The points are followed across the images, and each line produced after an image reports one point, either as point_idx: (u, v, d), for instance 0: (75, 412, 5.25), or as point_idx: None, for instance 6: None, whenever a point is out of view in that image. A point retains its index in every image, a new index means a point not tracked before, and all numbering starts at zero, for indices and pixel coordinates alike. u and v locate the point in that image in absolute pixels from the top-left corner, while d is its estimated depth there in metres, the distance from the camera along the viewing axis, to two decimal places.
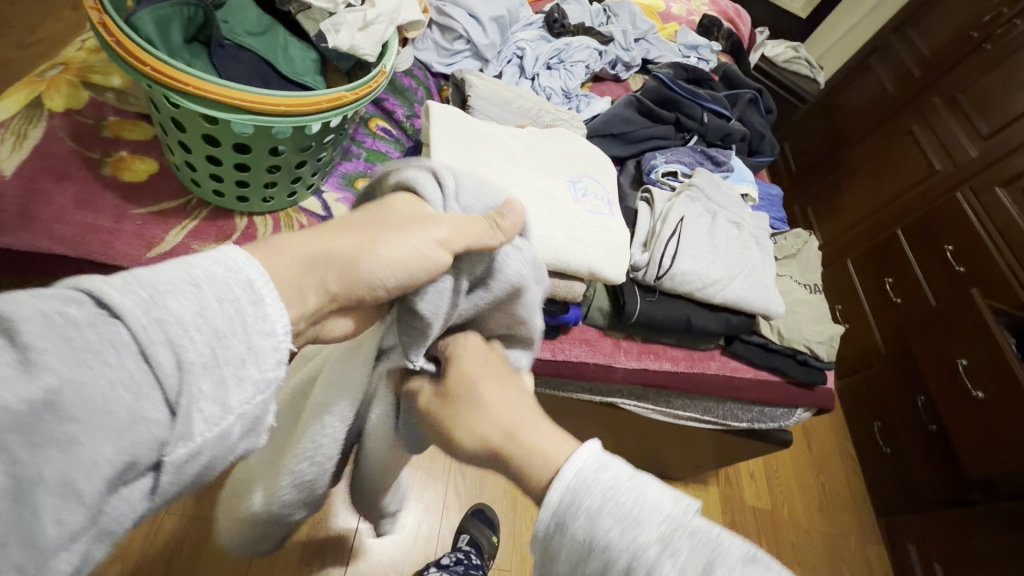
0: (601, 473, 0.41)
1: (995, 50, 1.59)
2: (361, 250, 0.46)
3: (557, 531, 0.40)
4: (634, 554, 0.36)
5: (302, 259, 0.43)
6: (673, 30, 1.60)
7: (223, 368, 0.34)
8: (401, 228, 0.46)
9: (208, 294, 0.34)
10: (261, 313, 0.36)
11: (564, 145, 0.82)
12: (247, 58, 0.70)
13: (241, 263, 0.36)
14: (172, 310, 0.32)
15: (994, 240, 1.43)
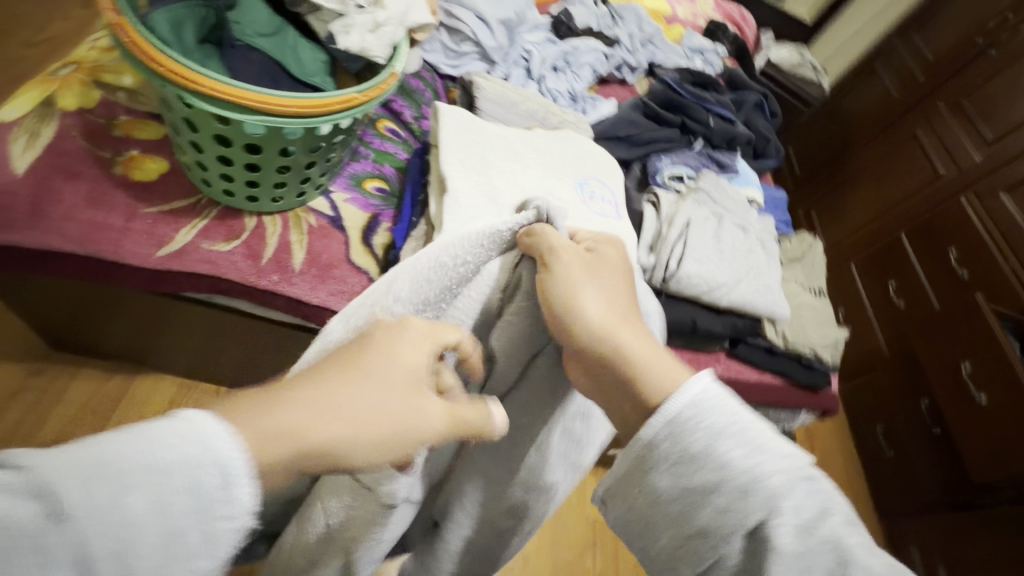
0: (724, 398, 0.40)
1: (1001, 56, 1.59)
2: (358, 421, 0.32)
3: (668, 442, 0.39)
4: (756, 479, 0.36)
5: (291, 441, 0.29)
6: (678, 33, 1.61)
7: (181, 573, 0.25)
8: (409, 389, 0.35)
9: (171, 485, 0.24)
10: (232, 504, 0.26)
11: (572, 148, 0.82)
12: (259, 59, 0.70)
13: (213, 439, 0.26)
14: (126, 508, 0.24)
15: (998, 245, 1.43)
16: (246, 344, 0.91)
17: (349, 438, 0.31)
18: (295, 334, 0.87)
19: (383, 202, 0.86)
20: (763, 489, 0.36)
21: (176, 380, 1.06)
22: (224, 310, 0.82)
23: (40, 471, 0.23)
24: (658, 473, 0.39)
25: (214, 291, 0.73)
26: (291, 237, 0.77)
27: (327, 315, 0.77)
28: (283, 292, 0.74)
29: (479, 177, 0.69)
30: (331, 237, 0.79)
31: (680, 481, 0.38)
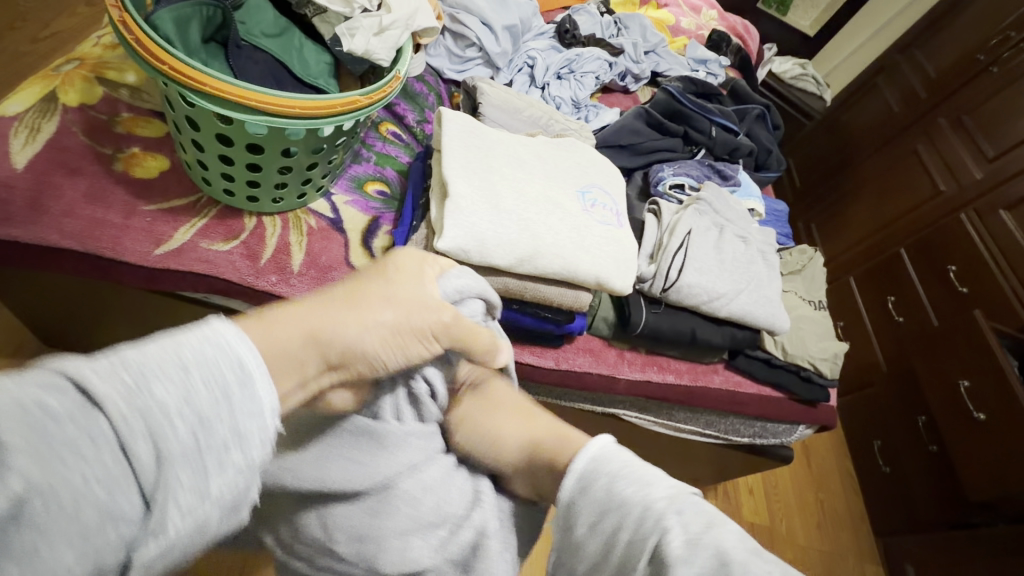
0: (616, 454, 0.50)
1: (1002, 74, 1.60)
2: (358, 324, 0.47)
3: (578, 495, 0.48)
4: (646, 506, 0.44)
5: (307, 333, 0.44)
6: (683, 44, 1.61)
7: (205, 455, 0.35)
8: (411, 307, 0.50)
9: (195, 377, 0.35)
10: (249, 394, 0.37)
11: (574, 155, 0.82)
12: (263, 59, 0.70)
13: (230, 341, 0.37)
14: (153, 394, 0.34)
15: (997, 262, 1.43)
16: None
17: (346, 335, 0.47)
18: None
19: (384, 205, 0.86)
20: (652, 514, 0.43)
21: None
22: (221, 310, 0.82)
23: (75, 373, 0.31)
24: (577, 524, 0.47)
25: (211, 291, 0.73)
26: (291, 237, 0.77)
27: None
28: (281, 293, 0.74)
29: (480, 182, 0.69)
30: (330, 239, 0.79)
31: (594, 527, 0.46)
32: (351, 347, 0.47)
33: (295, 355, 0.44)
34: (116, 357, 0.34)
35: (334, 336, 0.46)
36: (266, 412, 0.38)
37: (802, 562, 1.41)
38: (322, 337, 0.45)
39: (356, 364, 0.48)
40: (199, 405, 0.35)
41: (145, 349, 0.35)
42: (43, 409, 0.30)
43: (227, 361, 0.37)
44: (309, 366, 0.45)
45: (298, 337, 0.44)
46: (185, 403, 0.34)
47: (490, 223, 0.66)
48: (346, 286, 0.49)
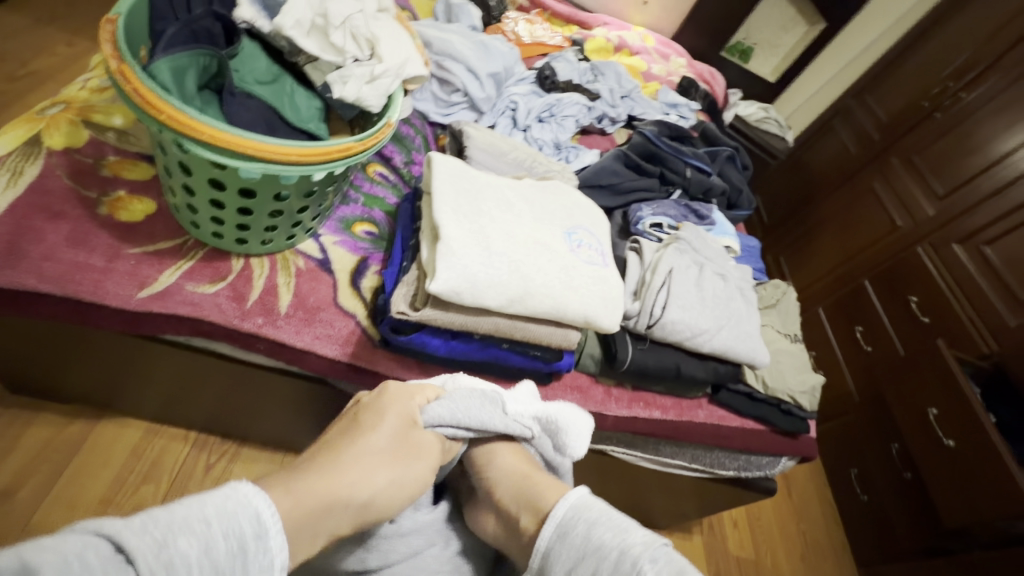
0: (593, 499, 0.64)
1: (945, 119, 1.73)
2: (364, 482, 0.60)
3: (558, 540, 0.60)
4: (623, 550, 0.56)
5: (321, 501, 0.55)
6: (655, 89, 1.71)
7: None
8: (389, 454, 0.63)
9: (215, 530, 0.43)
10: (263, 545, 0.45)
11: (560, 197, 0.85)
12: (256, 106, 0.71)
13: (251, 497, 0.46)
14: (178, 550, 0.40)
15: (955, 293, 1.52)
16: (223, 388, 0.89)
17: (355, 492, 0.59)
18: (276, 378, 0.85)
19: (372, 245, 0.86)
20: (629, 558, 0.55)
21: (146, 425, 1.03)
22: (204, 352, 0.80)
23: (110, 531, 0.38)
24: (556, 568, 0.59)
25: (195, 333, 0.72)
26: (279, 279, 0.76)
27: (312, 358, 0.76)
28: (267, 334, 0.73)
29: (471, 225, 0.71)
30: (319, 279, 0.79)
31: (574, 569, 0.58)
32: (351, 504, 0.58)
33: (310, 527, 0.53)
34: (143, 517, 0.40)
35: (344, 495, 0.58)
36: (276, 564, 0.46)
37: None
38: (337, 498, 0.57)
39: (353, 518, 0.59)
40: (219, 560, 0.42)
41: (173, 509, 0.42)
42: (81, 563, 0.35)
43: (248, 516, 0.45)
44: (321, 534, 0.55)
45: (315, 502, 0.54)
46: (206, 557, 0.41)
47: (481, 265, 0.67)
48: (348, 442, 0.63)
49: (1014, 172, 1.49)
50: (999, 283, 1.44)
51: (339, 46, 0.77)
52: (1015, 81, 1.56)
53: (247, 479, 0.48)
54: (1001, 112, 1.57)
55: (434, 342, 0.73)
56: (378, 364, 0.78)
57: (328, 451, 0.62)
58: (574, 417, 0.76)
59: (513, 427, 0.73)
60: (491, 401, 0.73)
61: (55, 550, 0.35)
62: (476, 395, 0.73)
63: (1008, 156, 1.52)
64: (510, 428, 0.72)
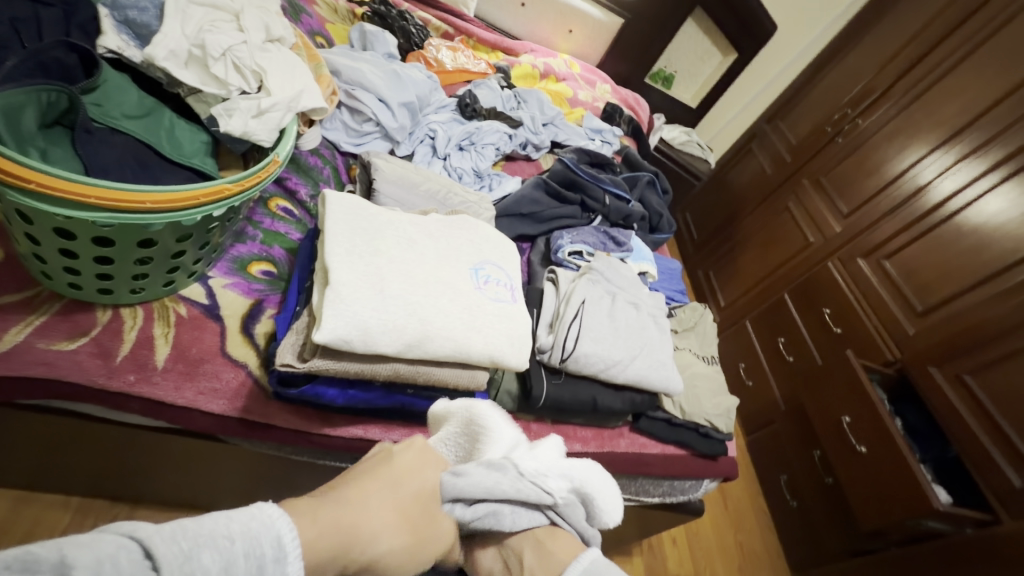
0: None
1: (846, 143, 1.86)
2: (381, 535, 0.55)
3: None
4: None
5: (334, 536, 0.50)
6: (580, 115, 1.74)
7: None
8: (413, 503, 0.60)
9: (239, 549, 0.40)
10: (280, 571, 0.43)
11: (468, 232, 0.83)
12: (121, 142, 0.65)
13: (274, 518, 0.44)
14: (202, 565, 0.38)
15: (862, 305, 1.61)
16: (102, 450, 0.80)
17: (368, 540, 0.54)
18: (162, 437, 0.77)
19: (269, 286, 0.81)
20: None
21: (16, 493, 0.92)
22: (69, 414, 0.71)
23: (142, 536, 0.36)
24: None
25: (54, 396, 0.63)
26: (155, 329, 0.69)
27: (196, 415, 0.70)
28: (141, 393, 0.66)
29: (366, 267, 0.67)
30: (203, 328, 0.72)
31: None
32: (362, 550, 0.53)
33: (323, 555, 0.48)
34: (175, 525, 0.39)
35: (356, 540, 0.52)
36: None
37: None
38: (351, 535, 0.52)
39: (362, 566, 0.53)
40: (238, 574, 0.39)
41: (201, 520, 0.40)
42: (112, 565, 0.33)
43: (269, 537, 0.43)
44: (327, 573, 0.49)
45: (334, 543, 0.50)
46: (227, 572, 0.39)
47: (373, 310, 0.64)
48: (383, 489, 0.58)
49: (907, 191, 1.60)
50: (899, 295, 1.53)
51: (222, 78, 0.72)
52: (903, 109, 1.69)
53: (272, 501, 0.46)
54: (893, 136, 1.70)
55: (329, 392, 0.68)
56: (272, 417, 0.72)
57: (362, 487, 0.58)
58: (603, 487, 0.72)
59: (530, 491, 0.65)
60: (507, 467, 0.65)
61: (93, 550, 0.33)
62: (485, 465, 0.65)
63: (901, 176, 1.64)
64: (526, 492, 0.65)
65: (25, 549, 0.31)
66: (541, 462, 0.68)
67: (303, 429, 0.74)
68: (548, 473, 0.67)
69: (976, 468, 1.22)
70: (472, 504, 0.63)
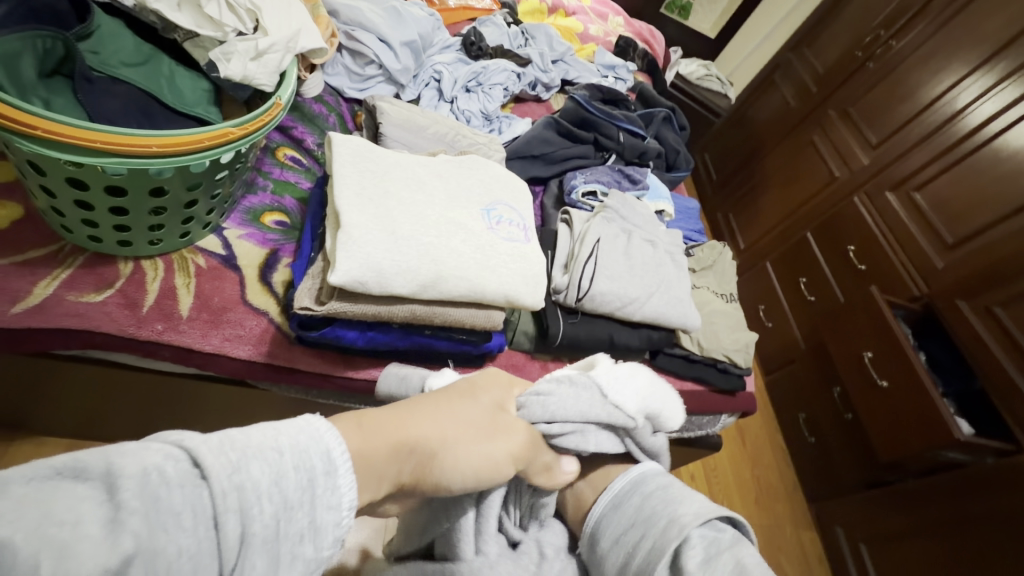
0: (645, 485, 0.64)
1: (877, 69, 1.73)
2: (445, 440, 0.54)
3: (612, 510, 0.63)
4: (672, 518, 0.57)
5: (392, 447, 0.50)
6: (591, 51, 1.65)
7: (283, 539, 0.38)
8: (483, 427, 0.58)
9: (287, 461, 0.40)
10: (331, 483, 0.42)
11: (476, 172, 0.81)
12: (122, 91, 0.64)
13: (322, 433, 0.44)
14: (251, 477, 0.37)
15: (887, 239, 1.55)
16: (140, 398, 0.84)
17: (433, 449, 0.53)
18: (192, 384, 0.80)
19: (283, 236, 0.81)
20: (677, 525, 0.56)
21: (65, 443, 0.97)
22: (104, 364, 0.74)
23: (190, 446, 0.36)
24: (607, 533, 0.61)
25: (89, 346, 0.66)
26: (176, 280, 0.71)
27: (223, 361, 0.72)
28: (170, 340, 0.68)
29: (376, 209, 0.67)
30: (223, 277, 0.74)
31: (620, 538, 0.60)
32: (427, 460, 0.53)
33: (381, 469, 0.48)
34: (221, 438, 0.38)
35: (422, 450, 0.52)
36: (343, 504, 0.43)
37: None
38: (408, 440, 0.51)
39: (424, 479, 0.53)
40: (288, 489, 0.39)
41: (247, 433, 0.40)
42: (160, 475, 0.33)
43: (319, 451, 0.43)
44: (386, 480, 0.49)
45: (386, 446, 0.49)
46: (275, 485, 0.38)
47: (387, 252, 0.64)
48: (451, 405, 0.58)
49: (943, 118, 1.51)
50: (927, 227, 1.47)
51: (216, 19, 0.70)
52: (942, 27, 1.56)
53: (320, 415, 0.46)
54: (930, 58, 1.58)
55: (349, 335, 0.70)
56: (297, 361, 0.74)
57: (426, 404, 0.57)
58: (668, 399, 0.72)
59: (615, 413, 0.66)
60: (588, 388, 0.67)
61: (138, 457, 0.33)
62: (566, 384, 0.67)
63: (937, 101, 1.53)
64: (613, 416, 0.66)
65: (74, 455, 0.31)
66: (620, 382, 0.68)
67: (327, 373, 0.76)
68: (632, 397, 0.68)
69: (997, 396, 1.21)
70: (558, 425, 0.64)
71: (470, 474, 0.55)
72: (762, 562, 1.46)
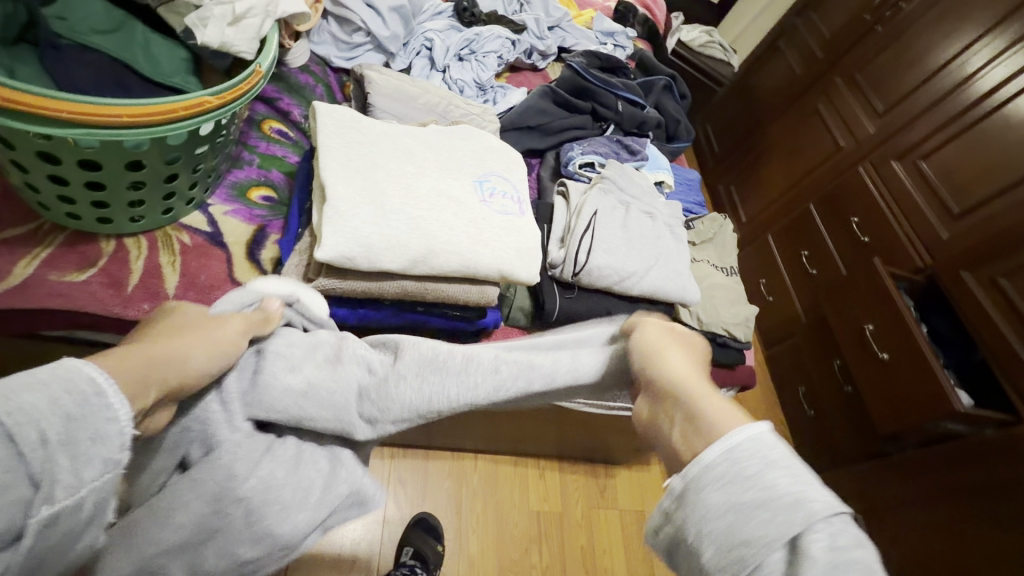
0: (768, 445, 0.39)
1: (886, 32, 1.67)
2: (172, 341, 0.45)
3: (726, 462, 0.38)
4: (799, 499, 0.36)
5: (143, 361, 0.41)
6: (589, 16, 1.58)
7: (81, 448, 0.35)
8: (208, 325, 0.50)
9: (57, 388, 0.34)
10: (111, 402, 0.37)
11: (468, 143, 0.79)
12: (94, 60, 0.61)
13: (82, 364, 0.36)
14: (22, 403, 0.32)
15: (892, 211, 1.52)
16: None
17: (174, 354, 0.44)
18: None
19: (271, 212, 0.79)
20: (804, 511, 0.35)
21: None
22: (92, 346, 0.73)
23: None
24: (711, 488, 0.38)
25: (74, 327, 0.64)
26: (161, 259, 0.69)
27: None
28: None
29: (364, 182, 0.64)
30: (209, 256, 0.71)
31: (733, 496, 0.37)
32: (179, 366, 0.44)
33: (138, 380, 0.40)
34: None
35: (168, 357, 0.43)
36: (123, 415, 0.37)
37: None
38: (151, 357, 0.42)
39: (188, 380, 0.45)
40: (70, 406, 0.34)
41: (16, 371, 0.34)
42: None
43: (84, 377, 0.36)
44: (148, 393, 0.41)
45: (136, 364, 0.40)
46: (56, 403, 0.34)
47: (375, 226, 0.62)
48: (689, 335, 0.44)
49: (952, 83, 1.46)
50: (933, 197, 1.43)
51: None
52: None
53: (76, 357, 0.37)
54: (942, 20, 1.51)
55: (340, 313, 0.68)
56: None
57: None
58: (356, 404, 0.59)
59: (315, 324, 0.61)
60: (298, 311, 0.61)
61: None
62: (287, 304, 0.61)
63: (946, 67, 1.48)
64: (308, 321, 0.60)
65: None
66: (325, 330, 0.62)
67: None
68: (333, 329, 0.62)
69: (1000, 367, 1.20)
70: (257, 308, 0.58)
71: (218, 357, 0.49)
72: None
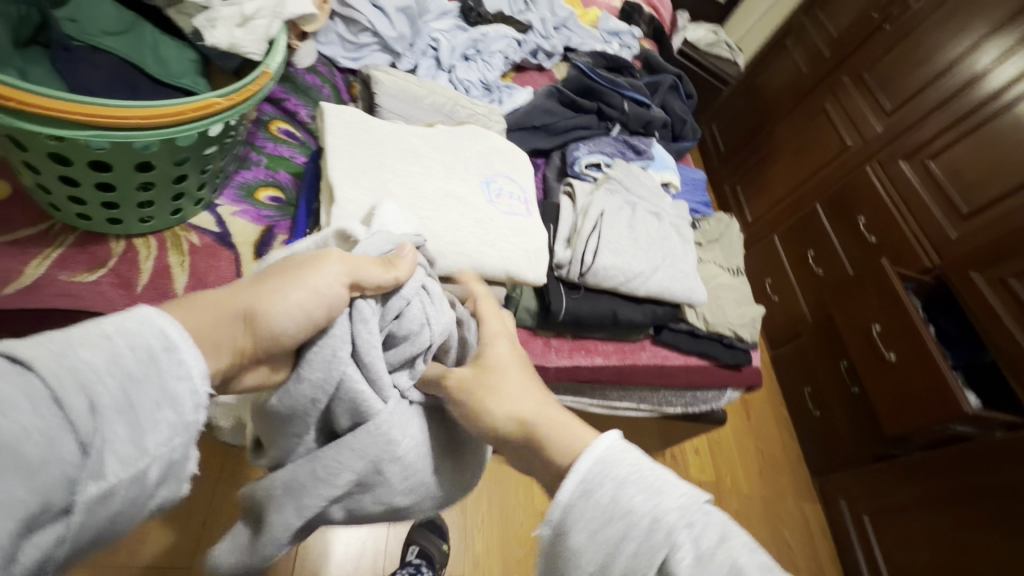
0: (616, 463, 0.40)
1: (893, 30, 1.66)
2: (265, 290, 0.40)
3: (580, 499, 0.38)
4: (655, 519, 0.36)
5: (218, 313, 0.38)
6: (595, 16, 1.58)
7: (139, 413, 0.31)
8: (312, 264, 0.43)
9: (119, 343, 0.31)
10: (177, 360, 0.33)
11: (475, 143, 0.79)
12: (104, 61, 0.62)
13: (149, 318, 0.33)
14: (81, 360, 0.29)
15: (900, 210, 1.51)
16: None
17: (260, 305, 0.40)
18: None
19: (278, 212, 0.79)
20: (663, 529, 0.35)
21: None
22: None
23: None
24: (577, 528, 0.38)
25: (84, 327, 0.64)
26: (170, 259, 0.69)
27: None
28: None
29: (372, 182, 0.65)
30: (217, 256, 0.72)
31: (596, 535, 0.37)
32: (261, 319, 0.40)
33: (208, 339, 0.37)
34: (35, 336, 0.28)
35: (251, 308, 0.39)
36: (196, 373, 0.34)
37: (747, 510, 1.49)
38: (230, 305, 0.38)
39: (272, 341, 0.41)
40: (130, 364, 0.31)
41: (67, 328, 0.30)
42: None
43: (152, 331, 0.32)
44: (222, 353, 0.38)
45: (212, 315, 0.37)
46: (116, 362, 0.30)
47: None
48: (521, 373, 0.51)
49: (961, 82, 1.44)
50: (941, 197, 1.42)
51: None
52: None
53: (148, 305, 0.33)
54: (951, 18, 1.50)
55: None
56: None
57: (493, 374, 0.50)
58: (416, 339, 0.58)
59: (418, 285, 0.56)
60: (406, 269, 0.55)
61: None
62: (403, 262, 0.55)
63: (954, 65, 1.47)
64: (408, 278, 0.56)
65: None
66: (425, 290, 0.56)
67: None
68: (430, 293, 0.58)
69: (1009, 369, 1.19)
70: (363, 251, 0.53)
71: (309, 314, 0.42)
72: (765, 534, 1.48)
